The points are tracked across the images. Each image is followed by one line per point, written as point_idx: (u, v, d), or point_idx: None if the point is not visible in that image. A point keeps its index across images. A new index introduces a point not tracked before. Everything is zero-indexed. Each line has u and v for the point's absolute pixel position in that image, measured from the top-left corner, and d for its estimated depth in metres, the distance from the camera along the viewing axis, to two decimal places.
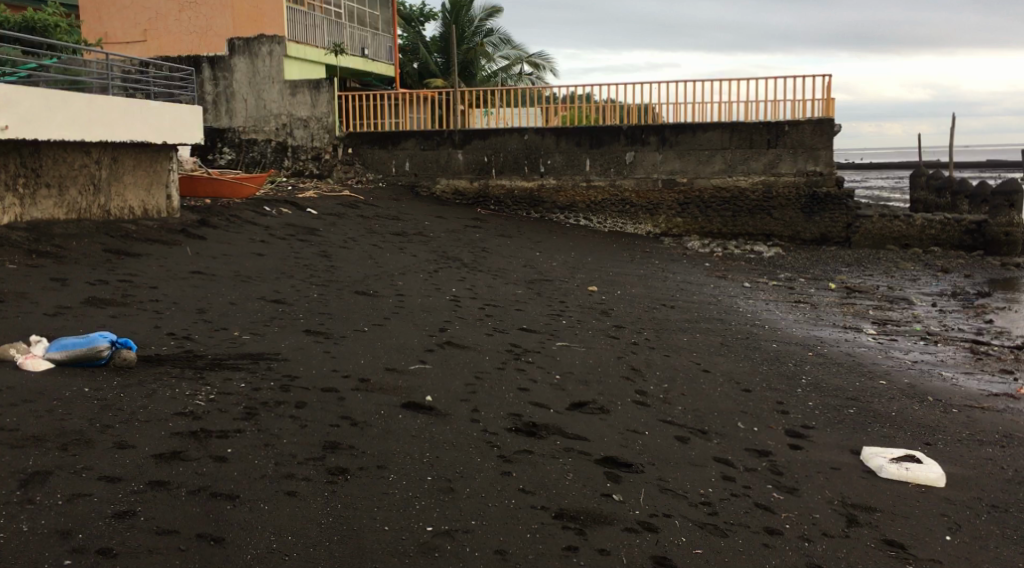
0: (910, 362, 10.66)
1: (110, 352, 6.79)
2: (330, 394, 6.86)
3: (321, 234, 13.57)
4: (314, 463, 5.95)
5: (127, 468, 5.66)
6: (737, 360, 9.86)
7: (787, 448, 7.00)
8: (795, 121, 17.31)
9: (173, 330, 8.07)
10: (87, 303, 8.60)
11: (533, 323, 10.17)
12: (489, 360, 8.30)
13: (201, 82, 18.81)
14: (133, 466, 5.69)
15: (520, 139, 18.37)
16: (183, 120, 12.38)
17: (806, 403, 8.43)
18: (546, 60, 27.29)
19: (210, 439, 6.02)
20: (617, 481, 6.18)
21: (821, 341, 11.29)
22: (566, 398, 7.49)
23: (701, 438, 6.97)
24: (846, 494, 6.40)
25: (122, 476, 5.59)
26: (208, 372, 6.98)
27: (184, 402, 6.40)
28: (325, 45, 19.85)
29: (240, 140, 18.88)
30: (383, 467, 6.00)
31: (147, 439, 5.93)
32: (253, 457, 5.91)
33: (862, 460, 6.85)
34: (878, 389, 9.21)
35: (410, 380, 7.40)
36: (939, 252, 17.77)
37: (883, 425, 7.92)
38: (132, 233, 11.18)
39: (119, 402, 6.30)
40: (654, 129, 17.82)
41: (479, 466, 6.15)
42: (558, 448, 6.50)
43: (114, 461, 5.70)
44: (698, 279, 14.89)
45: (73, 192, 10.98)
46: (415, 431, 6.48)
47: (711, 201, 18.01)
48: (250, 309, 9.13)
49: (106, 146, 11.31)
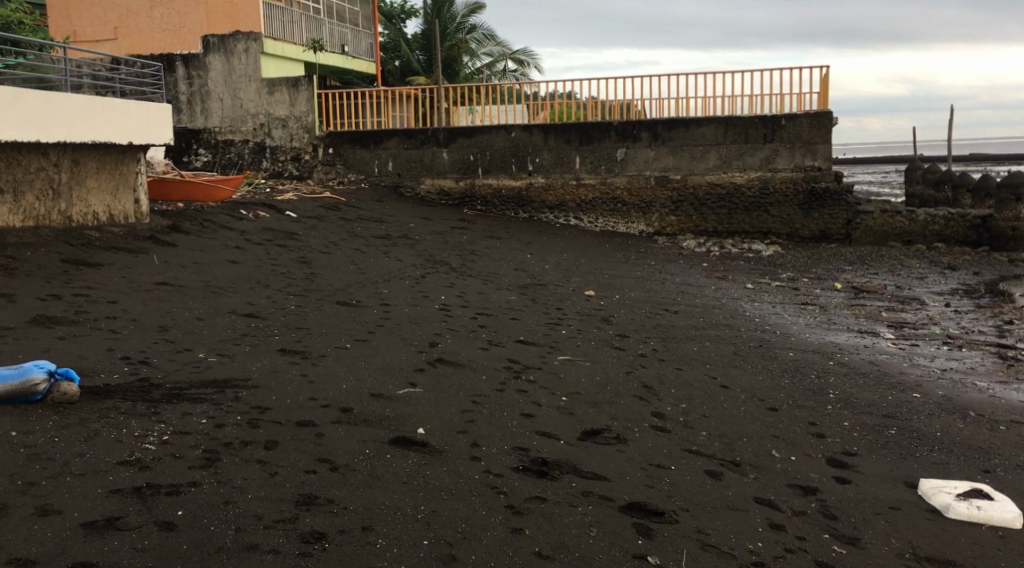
0: (939, 370, 9.76)
1: (47, 385, 5.83)
2: (305, 429, 5.94)
3: (299, 238, 12.61)
4: (284, 527, 5.03)
5: (46, 546, 4.74)
6: (754, 372, 8.97)
7: (832, 483, 6.12)
8: (792, 115, 16.43)
9: (129, 353, 7.12)
10: (34, 322, 7.64)
11: (530, 334, 9.24)
12: (486, 380, 7.38)
13: (174, 81, 17.84)
14: (54, 543, 4.76)
15: (507, 136, 17.46)
16: (150, 119, 11.35)
17: (839, 423, 7.52)
18: (531, 56, 26.40)
19: (157, 498, 5.10)
20: (650, 537, 5.30)
21: (838, 348, 10.41)
22: (577, 426, 6.57)
23: (735, 473, 6.09)
24: (917, 544, 5.55)
25: (41, 558, 4.68)
26: (163, 405, 6.05)
27: (130, 447, 5.47)
28: (303, 41, 18.93)
29: (216, 141, 17.90)
30: (370, 530, 5.09)
31: (79, 502, 5.01)
32: (208, 522, 4.99)
33: (923, 498, 5.98)
34: (913, 404, 8.33)
35: (400, 409, 6.47)
36: (945, 248, 16.90)
37: (928, 449, 7.05)
38: (95, 240, 10.22)
39: (50, 449, 5.36)
40: (646, 125, 16.93)
41: (485, 522, 5.25)
42: (575, 493, 5.59)
43: (34, 535, 4.79)
44: (697, 281, 14.00)
45: (29, 198, 9.99)
46: (406, 476, 5.57)
47: (706, 199, 17.12)
48: (220, 325, 8.19)
49: (66, 147, 10.29)
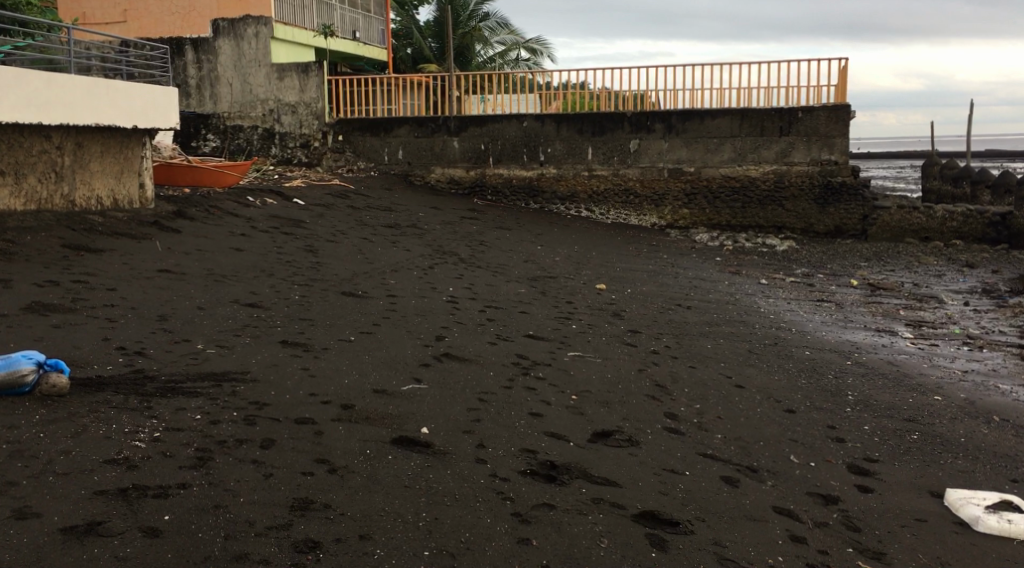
0: (960, 372, 9.47)
1: (36, 376, 5.61)
2: (304, 427, 5.70)
3: (307, 226, 12.37)
4: (275, 534, 4.79)
5: (25, 551, 4.53)
6: (771, 371, 8.70)
7: (854, 491, 5.87)
8: (809, 107, 16.12)
9: (125, 343, 6.89)
10: (29, 310, 7.41)
11: (540, 329, 8.97)
12: (494, 377, 7.12)
13: (183, 66, 17.57)
14: (32, 548, 4.55)
15: (518, 125, 17.17)
16: (156, 103, 11.11)
17: (860, 427, 7.24)
18: (544, 46, 26.08)
19: (143, 501, 4.88)
20: (664, 550, 5.04)
21: (855, 348, 10.12)
22: (587, 427, 6.31)
23: (752, 479, 5.84)
24: (946, 560, 5.29)
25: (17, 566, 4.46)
26: (156, 399, 5.82)
27: (118, 445, 5.25)
28: (315, 27, 18.65)
29: (224, 126, 17.65)
30: (367, 539, 4.85)
31: (61, 504, 4.80)
32: (197, 528, 4.77)
33: (951, 509, 5.72)
34: (935, 407, 8.05)
35: (403, 406, 6.22)
36: (962, 246, 16.59)
37: (953, 456, 6.78)
38: (97, 225, 9.99)
39: (34, 447, 5.15)
40: (660, 116, 16.64)
41: (490, 532, 5.00)
42: (585, 500, 5.34)
43: (10, 541, 4.56)
44: (710, 275, 13.71)
45: (31, 181, 9.74)
46: (407, 480, 5.32)
47: (720, 192, 16.80)
48: (222, 314, 7.96)
49: (69, 130, 10.05)
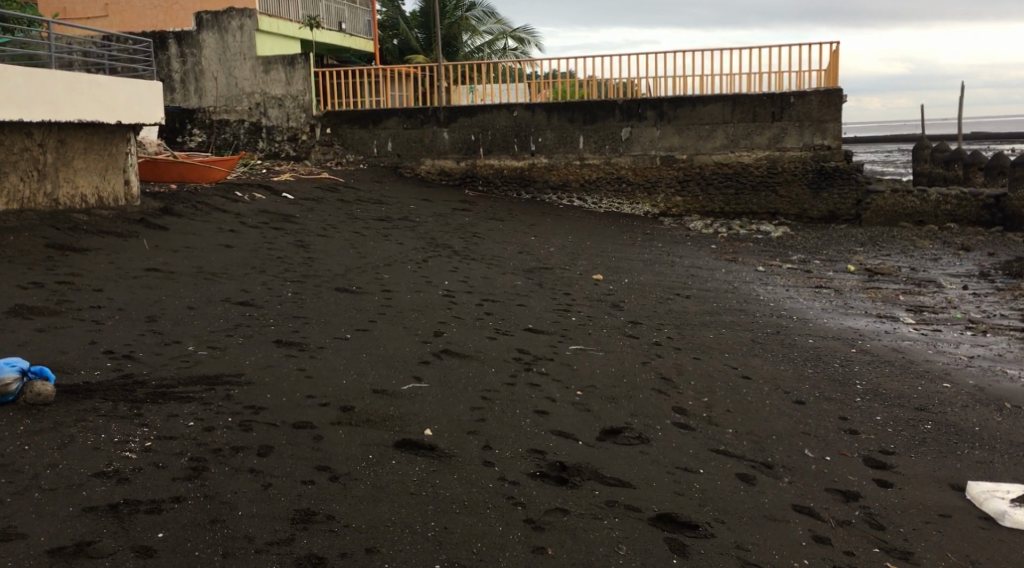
0: (966, 357, 9.28)
1: (20, 385, 5.41)
2: (302, 431, 5.48)
3: (296, 220, 12.12)
4: (277, 550, 4.58)
5: None
6: (776, 361, 8.50)
7: (874, 487, 5.68)
8: (802, 92, 15.93)
9: (113, 347, 6.64)
10: (12, 314, 7.15)
11: (539, 322, 8.75)
12: (496, 374, 6.90)
13: (167, 60, 17.24)
14: None
15: (508, 115, 16.93)
16: (139, 98, 10.84)
17: (871, 417, 7.04)
18: (531, 34, 25.81)
19: (136, 516, 4.66)
20: (685, 556, 4.84)
21: (858, 335, 9.92)
22: (595, 424, 6.11)
23: (768, 477, 5.64)
24: (975, 558, 5.11)
25: None
26: (147, 405, 5.59)
27: (108, 456, 5.02)
28: (299, 18, 18.35)
29: (210, 120, 17.35)
30: (374, 552, 4.64)
31: (49, 523, 4.57)
32: (194, 546, 4.55)
33: (974, 503, 5.55)
34: (944, 395, 7.85)
35: (405, 407, 6.00)
36: (958, 229, 16.42)
37: (969, 446, 6.60)
38: (82, 224, 9.73)
39: (19, 461, 4.92)
40: (652, 103, 16.41)
41: (502, 540, 4.79)
42: (598, 503, 5.14)
43: None
44: (707, 264, 13.50)
45: (13, 180, 9.48)
46: (413, 487, 5.11)
47: (713, 178, 16.59)
48: (212, 314, 7.71)
49: (51, 127, 9.78)
